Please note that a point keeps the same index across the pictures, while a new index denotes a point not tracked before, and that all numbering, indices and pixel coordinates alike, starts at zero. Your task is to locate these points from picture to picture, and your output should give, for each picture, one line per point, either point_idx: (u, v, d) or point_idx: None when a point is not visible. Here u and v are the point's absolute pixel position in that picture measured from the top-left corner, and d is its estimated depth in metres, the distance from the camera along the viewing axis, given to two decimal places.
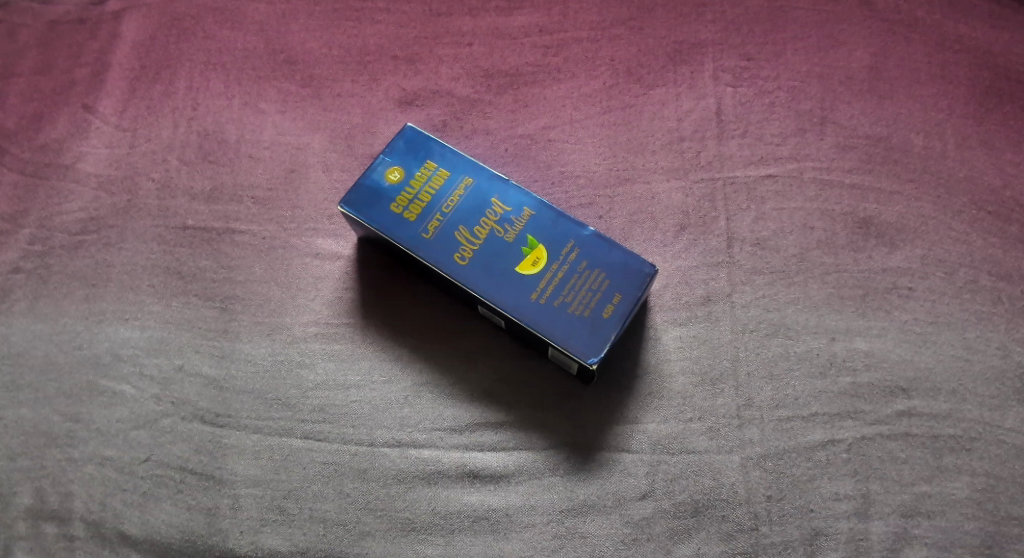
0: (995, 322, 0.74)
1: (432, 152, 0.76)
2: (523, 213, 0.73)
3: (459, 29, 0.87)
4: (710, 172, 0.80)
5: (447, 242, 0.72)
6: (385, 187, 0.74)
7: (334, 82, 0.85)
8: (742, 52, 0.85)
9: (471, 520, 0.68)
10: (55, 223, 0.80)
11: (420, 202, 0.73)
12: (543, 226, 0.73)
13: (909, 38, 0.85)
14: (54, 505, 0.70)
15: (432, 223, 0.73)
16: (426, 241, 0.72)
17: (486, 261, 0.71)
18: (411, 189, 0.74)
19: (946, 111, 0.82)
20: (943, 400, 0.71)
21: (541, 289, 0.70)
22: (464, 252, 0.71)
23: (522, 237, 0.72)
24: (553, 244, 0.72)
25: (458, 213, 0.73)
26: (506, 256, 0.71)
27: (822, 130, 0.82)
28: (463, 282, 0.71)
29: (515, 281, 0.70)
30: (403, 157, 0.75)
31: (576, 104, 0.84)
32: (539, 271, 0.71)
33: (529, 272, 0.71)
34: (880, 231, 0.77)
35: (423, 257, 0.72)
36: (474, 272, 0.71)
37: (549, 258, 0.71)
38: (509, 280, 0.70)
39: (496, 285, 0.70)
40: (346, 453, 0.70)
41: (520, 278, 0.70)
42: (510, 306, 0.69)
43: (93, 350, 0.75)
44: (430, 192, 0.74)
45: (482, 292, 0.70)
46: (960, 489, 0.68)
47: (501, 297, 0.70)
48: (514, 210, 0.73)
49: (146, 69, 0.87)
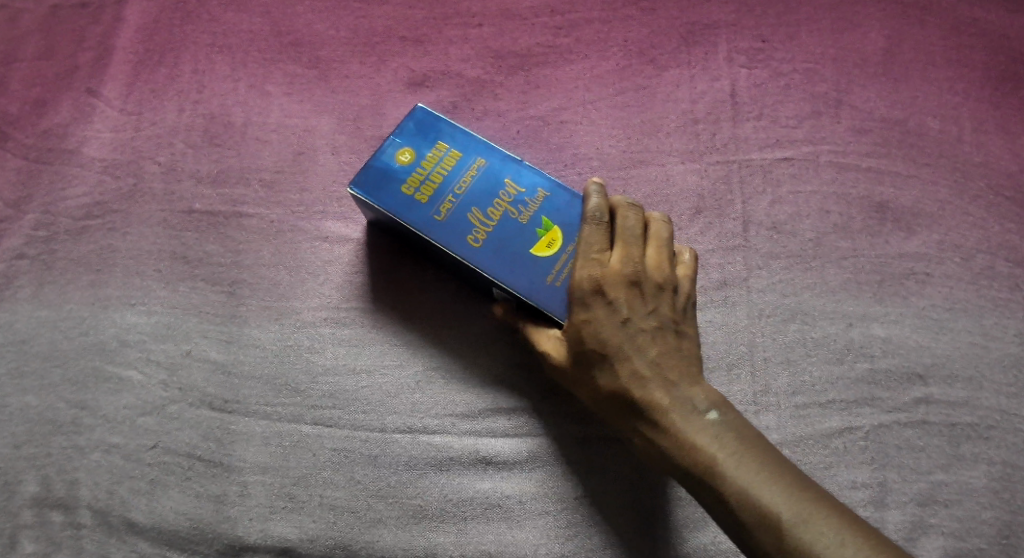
0: (1012, 309, 0.73)
1: (444, 134, 0.74)
2: (537, 194, 0.72)
3: (469, 10, 0.86)
4: (724, 155, 0.78)
5: (459, 224, 0.70)
6: (399, 168, 0.72)
7: (342, 65, 0.84)
8: (756, 33, 0.84)
9: (483, 508, 0.67)
10: (60, 209, 0.79)
11: (432, 183, 0.71)
12: (557, 209, 0.71)
13: (923, 21, 0.84)
14: (60, 493, 0.69)
15: (444, 205, 0.71)
16: (438, 224, 0.70)
17: (499, 243, 0.69)
18: (422, 170, 0.72)
19: (962, 95, 0.81)
20: (961, 387, 0.70)
21: (558, 273, 0.68)
22: (477, 234, 0.70)
23: (535, 220, 0.71)
24: (570, 228, 0.70)
25: (470, 195, 0.71)
26: (521, 238, 0.70)
27: (838, 113, 0.80)
28: (476, 265, 0.69)
29: (530, 263, 0.69)
30: (414, 138, 0.74)
31: (589, 86, 0.82)
32: (553, 254, 0.69)
33: (543, 255, 0.69)
34: (897, 216, 0.76)
35: (435, 240, 0.70)
36: (489, 254, 0.69)
37: (564, 241, 0.70)
38: (523, 262, 0.69)
39: (509, 268, 0.69)
40: (357, 439, 0.69)
41: (534, 260, 0.69)
42: (526, 289, 0.68)
43: (99, 335, 0.74)
44: (441, 174, 0.72)
45: (495, 276, 0.68)
46: (977, 478, 0.67)
47: (515, 280, 0.68)
48: (528, 192, 0.72)
49: (151, 52, 0.86)
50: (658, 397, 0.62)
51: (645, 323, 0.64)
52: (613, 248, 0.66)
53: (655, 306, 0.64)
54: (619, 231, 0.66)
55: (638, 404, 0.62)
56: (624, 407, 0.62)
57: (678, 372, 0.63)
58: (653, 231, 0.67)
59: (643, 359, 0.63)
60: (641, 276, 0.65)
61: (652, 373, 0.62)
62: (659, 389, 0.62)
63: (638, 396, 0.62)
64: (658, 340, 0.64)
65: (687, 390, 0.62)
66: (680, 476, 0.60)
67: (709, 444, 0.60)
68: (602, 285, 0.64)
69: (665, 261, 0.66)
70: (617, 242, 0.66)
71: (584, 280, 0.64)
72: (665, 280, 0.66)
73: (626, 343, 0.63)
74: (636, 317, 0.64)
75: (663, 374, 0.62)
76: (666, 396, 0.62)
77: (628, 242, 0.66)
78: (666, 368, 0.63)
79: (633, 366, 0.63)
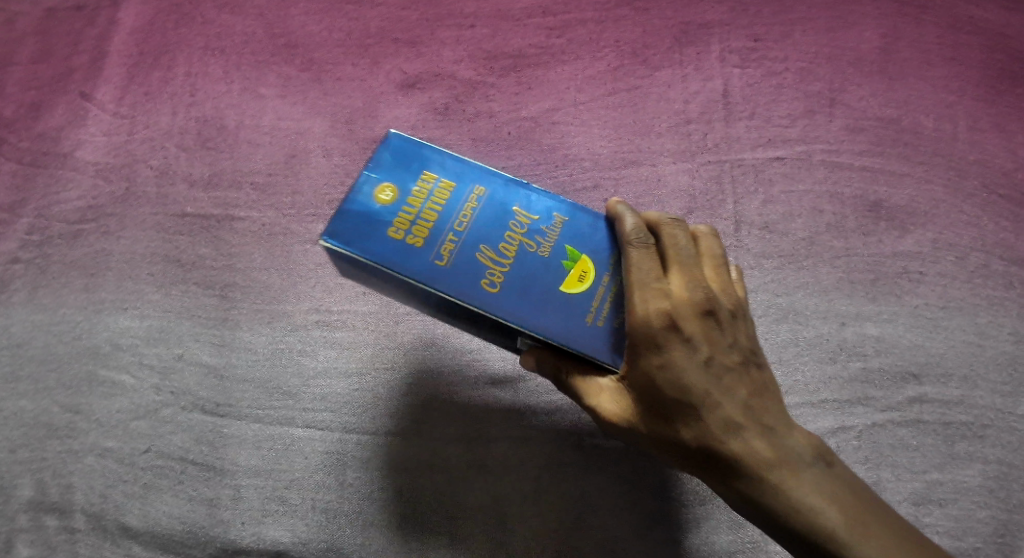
0: (1007, 307, 0.73)
1: (430, 157, 0.58)
2: (555, 218, 0.58)
3: (462, 11, 0.86)
4: (717, 155, 0.78)
5: (469, 267, 0.55)
6: (379, 209, 0.56)
7: (335, 67, 0.84)
8: (750, 32, 0.83)
9: (475, 510, 0.67)
10: (53, 213, 0.79)
11: (424, 223, 0.56)
12: (581, 234, 0.58)
13: (919, 19, 0.84)
14: (55, 498, 0.69)
15: (444, 247, 0.56)
16: (442, 271, 0.55)
17: (523, 285, 0.55)
18: (409, 208, 0.56)
19: (958, 93, 0.81)
20: (955, 385, 0.70)
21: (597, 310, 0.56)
22: (493, 278, 0.55)
23: (559, 250, 0.57)
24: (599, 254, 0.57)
25: (476, 230, 0.56)
26: (547, 278, 0.56)
27: (831, 112, 0.80)
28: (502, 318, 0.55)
29: (564, 306, 0.55)
30: (391, 167, 0.57)
31: (581, 86, 0.82)
32: (589, 289, 0.56)
33: (577, 292, 0.56)
34: (891, 214, 0.76)
35: (444, 294, 0.55)
36: (513, 301, 0.55)
37: (598, 272, 0.57)
38: (555, 306, 0.55)
39: (540, 315, 0.55)
40: (348, 442, 0.69)
41: (569, 300, 0.56)
42: (568, 338, 0.55)
43: (93, 339, 0.74)
44: (435, 209, 0.57)
45: (525, 326, 0.55)
46: (972, 477, 0.67)
47: (550, 329, 0.55)
48: (544, 218, 0.58)
49: (145, 55, 0.86)
50: (756, 448, 0.54)
51: (726, 360, 0.55)
52: (671, 274, 0.56)
53: (734, 340, 0.55)
54: (671, 251, 0.56)
55: (733, 459, 0.54)
56: (718, 463, 0.54)
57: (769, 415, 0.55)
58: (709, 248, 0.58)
59: (734, 405, 0.54)
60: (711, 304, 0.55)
61: (746, 421, 0.54)
62: (756, 440, 0.54)
63: (733, 451, 0.54)
64: (743, 378, 0.55)
65: (787, 437, 0.54)
66: (789, 538, 0.54)
67: (820, 501, 0.53)
68: (674, 321, 0.54)
69: (729, 281, 0.57)
70: (672, 266, 0.56)
71: (652, 314, 0.54)
72: (734, 306, 0.57)
73: (712, 388, 0.54)
74: (717, 355, 0.54)
75: (756, 420, 0.54)
76: (766, 445, 0.54)
77: (685, 264, 0.56)
78: (760, 413, 0.54)
79: (723, 416, 0.54)
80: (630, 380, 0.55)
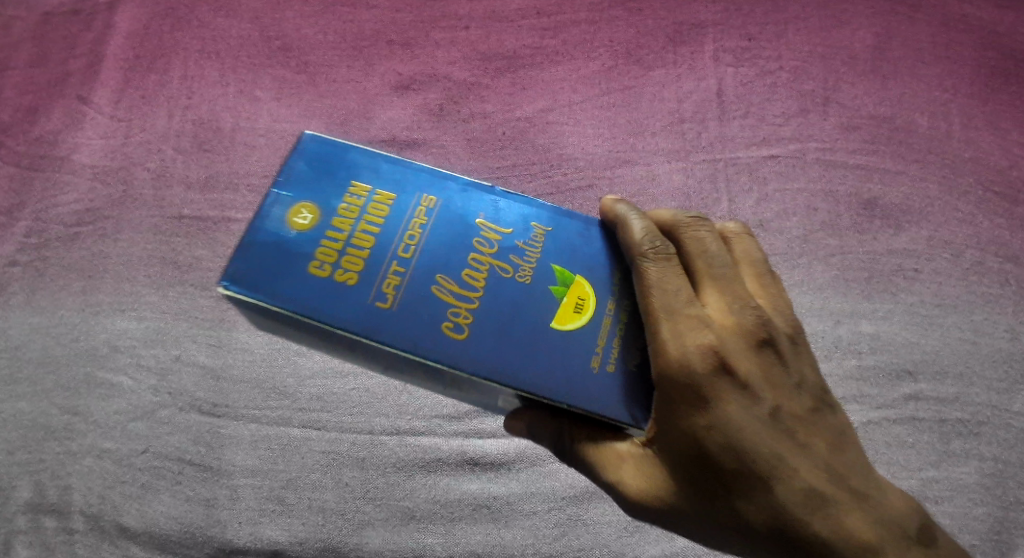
0: (1003, 304, 0.73)
1: (354, 167, 0.55)
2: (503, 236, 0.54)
3: (456, 13, 0.86)
4: (711, 154, 0.79)
5: (421, 307, 0.51)
6: (292, 241, 0.52)
7: (330, 69, 0.84)
8: (743, 32, 0.84)
9: (471, 508, 0.68)
10: (51, 216, 0.79)
11: (358, 257, 0.52)
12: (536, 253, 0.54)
13: (912, 18, 0.84)
14: (53, 499, 0.69)
15: (388, 287, 0.52)
16: (390, 315, 0.51)
17: (483, 319, 0.52)
18: (338, 241, 0.53)
19: (952, 90, 0.81)
20: (950, 383, 0.70)
21: (603, 355, 0.52)
22: (450, 315, 0.51)
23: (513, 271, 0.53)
24: (593, 273, 0.54)
25: (420, 262, 0.53)
26: (508, 308, 0.52)
27: (825, 110, 0.80)
28: (465, 363, 0.50)
29: (533, 340, 0.51)
30: (309, 187, 0.54)
31: (575, 86, 0.82)
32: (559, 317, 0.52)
33: (553, 325, 0.52)
34: (885, 212, 0.76)
35: (391, 339, 0.50)
36: (477, 341, 0.51)
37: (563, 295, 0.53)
38: (522, 341, 0.51)
39: (508, 353, 0.51)
40: (345, 442, 0.70)
41: (535, 330, 0.52)
42: (556, 383, 0.51)
43: (91, 341, 0.74)
44: (368, 239, 0.53)
45: (497, 370, 0.50)
46: (968, 474, 0.67)
47: (523, 370, 0.51)
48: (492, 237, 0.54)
49: (141, 59, 0.86)
50: (845, 512, 0.51)
51: (793, 409, 0.53)
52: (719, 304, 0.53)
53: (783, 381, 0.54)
54: (711, 279, 0.54)
55: (820, 525, 0.51)
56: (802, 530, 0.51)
57: (850, 475, 0.52)
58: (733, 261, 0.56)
59: (811, 466, 0.52)
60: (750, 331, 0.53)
61: (827, 480, 0.52)
62: (848, 508, 0.51)
63: (819, 517, 0.51)
64: (816, 430, 0.53)
65: (875, 501, 0.52)
66: None
67: None
68: (721, 357, 0.51)
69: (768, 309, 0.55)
70: (720, 299, 0.54)
71: (699, 350, 0.51)
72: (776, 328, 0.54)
73: (785, 449, 0.51)
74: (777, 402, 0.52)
75: (838, 479, 0.52)
76: (852, 509, 0.51)
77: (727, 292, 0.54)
78: (838, 468, 0.52)
79: (803, 476, 0.51)
80: (674, 447, 0.51)
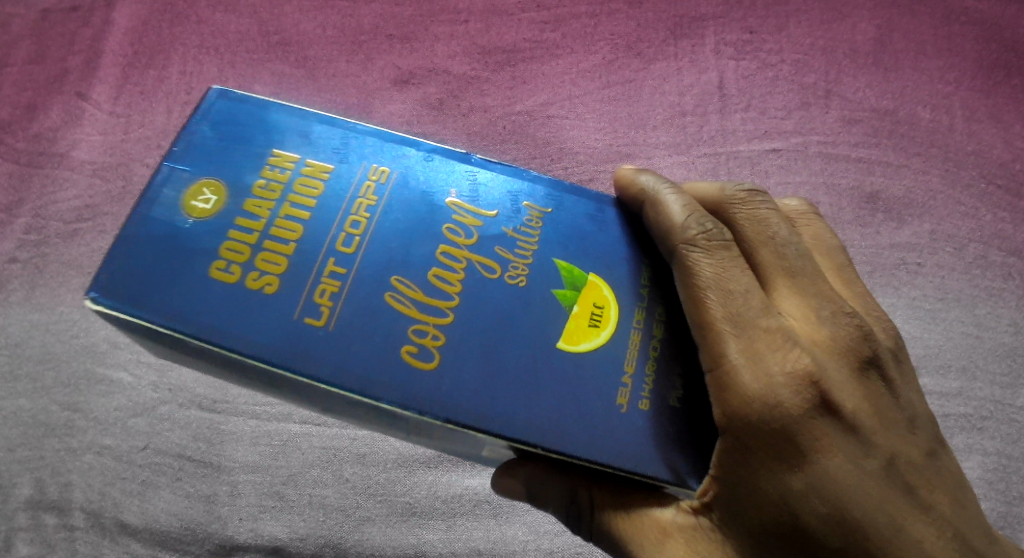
0: (1006, 298, 0.73)
1: (269, 135, 0.53)
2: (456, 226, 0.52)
3: (455, 6, 0.86)
4: (713, 147, 0.78)
5: (375, 319, 0.48)
6: (190, 231, 0.49)
7: (329, 64, 0.84)
8: (744, 25, 0.83)
9: (472, 504, 0.68)
10: (50, 213, 0.79)
11: (284, 252, 0.49)
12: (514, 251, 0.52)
13: (913, 10, 0.84)
14: (54, 496, 0.69)
15: (325, 299, 0.48)
16: (334, 329, 0.48)
17: (454, 328, 0.49)
18: (254, 231, 0.50)
19: (954, 83, 0.81)
20: (954, 377, 0.70)
21: (632, 391, 0.49)
22: (416, 331, 0.48)
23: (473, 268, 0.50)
24: (612, 272, 0.53)
25: (366, 262, 0.50)
26: (484, 316, 0.49)
27: (827, 103, 0.80)
28: (439, 395, 0.47)
29: (525, 358, 0.49)
30: (214, 159, 0.51)
31: (576, 80, 0.82)
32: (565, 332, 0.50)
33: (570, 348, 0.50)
34: (888, 206, 0.76)
35: (340, 359, 0.47)
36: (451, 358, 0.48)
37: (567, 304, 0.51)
38: (500, 354, 0.49)
39: (492, 373, 0.48)
40: (344, 438, 0.70)
41: (513, 342, 0.49)
42: (558, 411, 0.48)
43: (91, 337, 0.74)
44: (291, 228, 0.50)
45: (480, 395, 0.48)
46: (972, 470, 0.67)
47: (520, 396, 0.48)
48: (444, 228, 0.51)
49: (140, 55, 0.86)
50: None
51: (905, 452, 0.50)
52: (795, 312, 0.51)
53: (878, 410, 0.50)
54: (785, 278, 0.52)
55: None
56: None
57: (975, 534, 0.49)
58: (801, 246, 0.53)
59: (936, 532, 0.48)
60: (830, 338, 0.51)
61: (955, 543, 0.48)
62: None
63: None
64: (936, 481, 0.50)
65: None
66: None
67: None
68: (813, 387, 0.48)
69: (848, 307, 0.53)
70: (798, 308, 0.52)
71: (790, 378, 0.48)
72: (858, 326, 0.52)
73: (902, 510, 0.48)
74: (882, 441, 0.49)
75: (964, 543, 0.49)
76: None
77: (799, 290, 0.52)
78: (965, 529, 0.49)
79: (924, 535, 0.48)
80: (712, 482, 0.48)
